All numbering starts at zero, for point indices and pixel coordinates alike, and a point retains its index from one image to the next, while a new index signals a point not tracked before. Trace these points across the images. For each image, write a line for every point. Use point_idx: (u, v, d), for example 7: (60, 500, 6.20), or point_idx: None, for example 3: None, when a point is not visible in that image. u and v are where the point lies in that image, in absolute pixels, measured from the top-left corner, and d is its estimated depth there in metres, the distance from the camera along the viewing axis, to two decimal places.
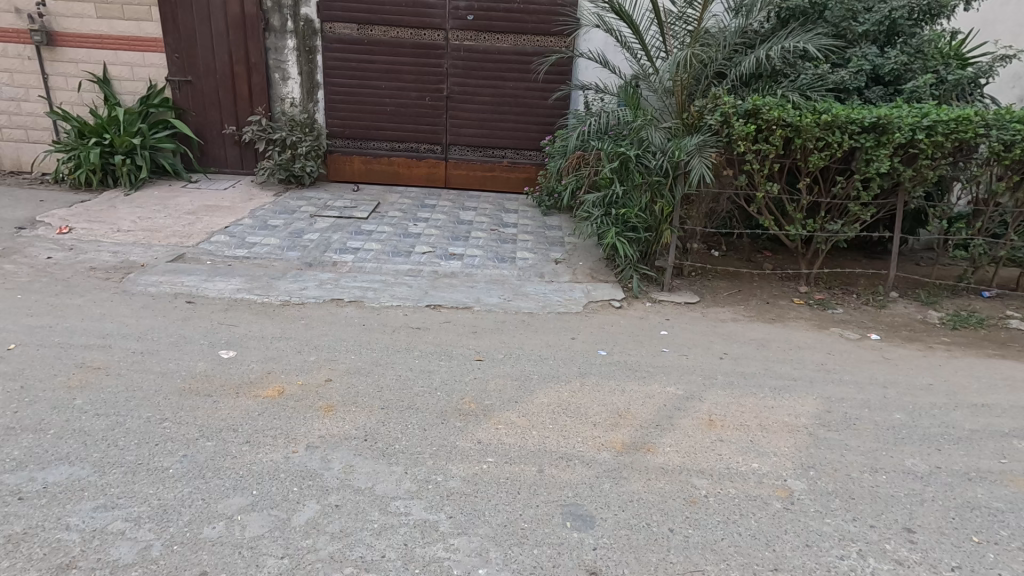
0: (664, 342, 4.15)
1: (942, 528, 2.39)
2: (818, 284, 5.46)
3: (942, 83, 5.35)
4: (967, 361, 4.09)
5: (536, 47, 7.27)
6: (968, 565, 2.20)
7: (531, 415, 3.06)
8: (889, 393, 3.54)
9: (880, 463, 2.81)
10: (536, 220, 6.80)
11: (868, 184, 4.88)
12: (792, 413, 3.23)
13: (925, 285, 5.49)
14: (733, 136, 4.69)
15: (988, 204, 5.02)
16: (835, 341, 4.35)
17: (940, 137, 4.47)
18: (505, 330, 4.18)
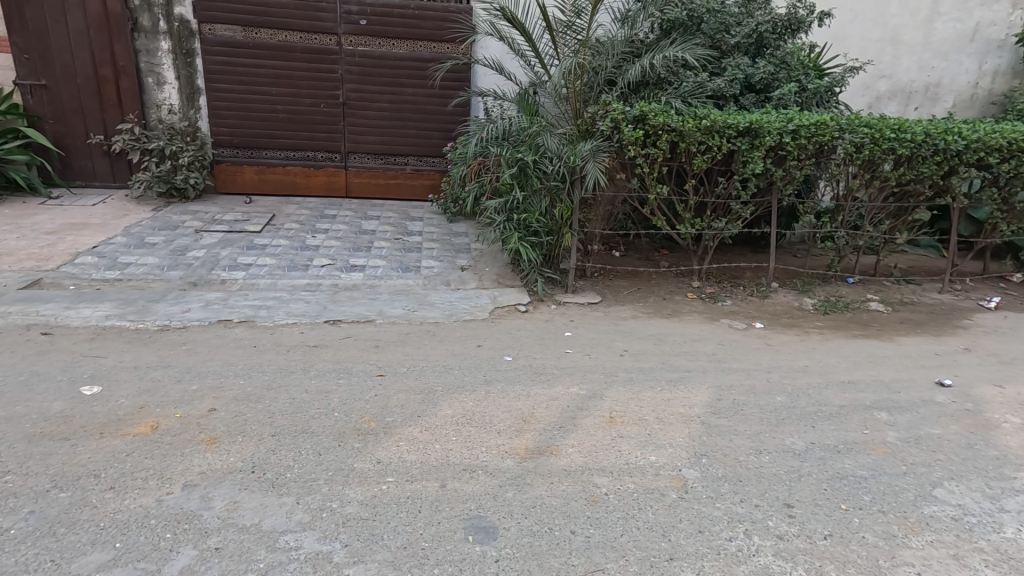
0: (568, 343, 4.24)
1: (817, 500, 2.59)
2: (709, 278, 5.83)
3: (804, 91, 5.90)
4: (836, 342, 4.52)
5: (433, 53, 7.22)
6: (839, 532, 2.39)
7: (434, 429, 2.99)
8: (772, 376, 3.83)
9: (765, 444, 3.01)
10: (441, 227, 6.73)
11: (746, 184, 5.28)
12: (686, 404, 3.39)
13: (801, 275, 6.02)
14: (623, 141, 4.90)
15: (847, 199, 5.60)
16: (724, 331, 4.64)
17: (803, 140, 4.93)
18: (409, 342, 4.07)
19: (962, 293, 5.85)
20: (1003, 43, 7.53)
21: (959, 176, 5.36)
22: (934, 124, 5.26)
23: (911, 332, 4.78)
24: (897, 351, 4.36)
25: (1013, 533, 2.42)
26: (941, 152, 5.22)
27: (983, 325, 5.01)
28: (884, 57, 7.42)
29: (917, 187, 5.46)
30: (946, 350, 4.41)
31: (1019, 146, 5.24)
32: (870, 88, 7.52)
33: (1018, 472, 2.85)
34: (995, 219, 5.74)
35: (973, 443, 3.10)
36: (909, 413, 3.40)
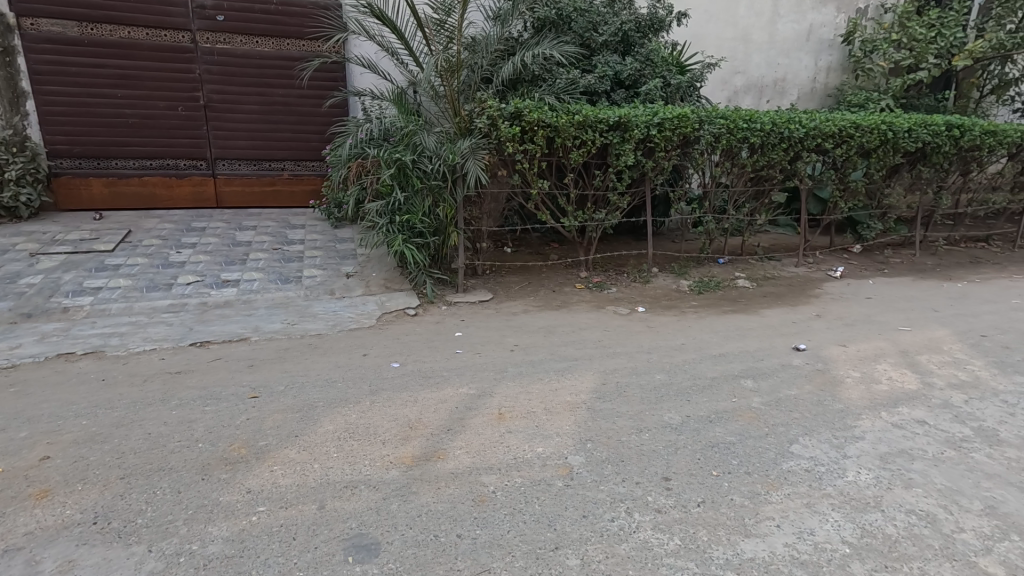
0: (458, 343, 4.19)
1: (691, 470, 2.74)
2: (596, 268, 6.05)
3: (668, 86, 6.27)
4: (709, 319, 4.86)
5: (302, 51, 6.86)
6: (709, 498, 2.55)
7: (313, 448, 2.81)
8: (652, 357, 4.04)
9: (645, 422, 3.15)
10: (325, 234, 6.42)
11: (621, 175, 5.52)
12: (573, 392, 3.47)
13: (678, 259, 6.43)
14: (501, 138, 4.94)
15: (713, 186, 6.04)
16: (610, 318, 4.83)
17: (668, 132, 5.24)
18: (287, 359, 3.81)
19: (814, 266, 6.53)
20: (833, 42, 8.51)
21: (803, 161, 5.99)
22: (779, 115, 5.80)
23: (772, 304, 5.25)
24: (760, 323, 4.77)
25: (854, 476, 2.71)
26: (786, 140, 5.80)
27: (831, 293, 5.63)
28: (737, 55, 8.10)
29: (769, 172, 6.02)
30: (801, 318, 4.89)
31: (848, 132, 5.94)
32: (728, 83, 8.17)
33: (858, 420, 3.20)
34: (835, 198, 6.47)
35: (822, 399, 3.44)
36: (770, 378, 3.72)
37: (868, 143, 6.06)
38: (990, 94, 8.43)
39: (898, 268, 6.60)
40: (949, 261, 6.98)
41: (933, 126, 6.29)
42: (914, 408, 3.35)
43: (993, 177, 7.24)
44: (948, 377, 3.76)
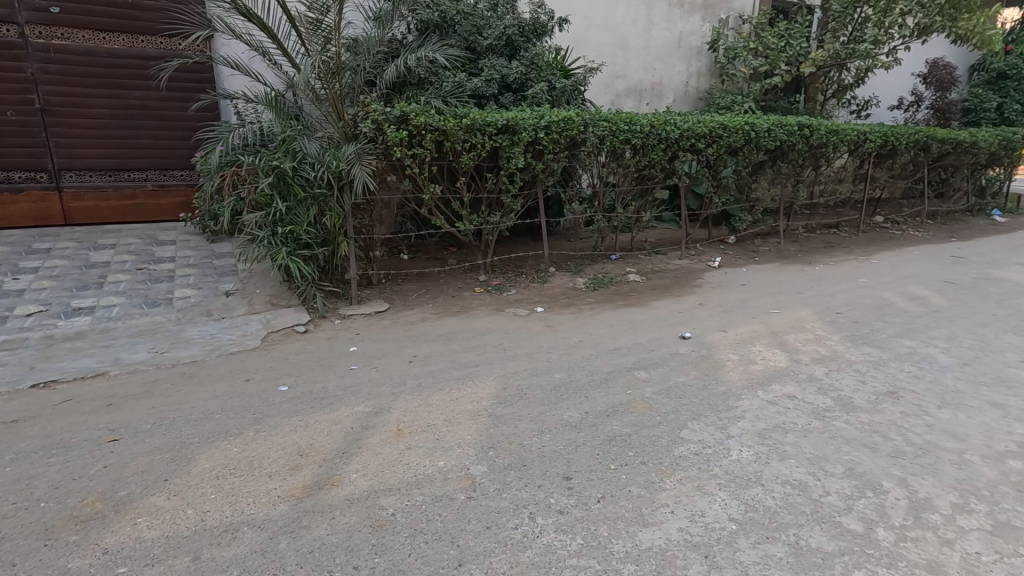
0: (353, 358, 3.99)
1: (590, 466, 2.79)
2: (495, 271, 6.05)
3: (554, 90, 6.42)
4: (604, 314, 5.02)
5: (160, 49, 6.24)
6: (609, 492, 2.60)
7: (186, 491, 2.52)
8: (551, 356, 4.10)
9: (546, 423, 3.17)
10: (200, 249, 5.87)
11: (513, 178, 5.56)
12: (474, 399, 3.42)
13: (573, 257, 6.62)
14: (387, 142, 4.78)
15: (601, 186, 6.27)
16: (509, 320, 4.84)
17: (554, 134, 5.35)
18: (154, 393, 3.40)
19: (695, 257, 7.01)
20: (701, 49, 9.19)
21: (680, 160, 6.41)
22: (657, 117, 6.15)
23: (660, 296, 5.55)
24: (651, 315, 5.01)
25: (736, 454, 2.90)
26: (664, 140, 6.16)
27: (711, 282, 6.06)
28: (617, 60, 8.50)
29: (651, 171, 6.36)
30: (686, 307, 5.20)
31: (717, 133, 6.43)
32: (611, 87, 8.54)
33: (738, 401, 3.44)
34: (710, 194, 6.99)
35: (707, 384, 3.67)
36: (661, 368, 3.90)
37: (734, 142, 6.60)
38: (832, 97, 9.52)
39: (767, 256, 7.26)
40: (808, 247, 7.79)
41: (787, 126, 6.99)
42: (785, 384, 3.67)
43: (839, 171, 8.18)
44: (811, 353, 4.17)
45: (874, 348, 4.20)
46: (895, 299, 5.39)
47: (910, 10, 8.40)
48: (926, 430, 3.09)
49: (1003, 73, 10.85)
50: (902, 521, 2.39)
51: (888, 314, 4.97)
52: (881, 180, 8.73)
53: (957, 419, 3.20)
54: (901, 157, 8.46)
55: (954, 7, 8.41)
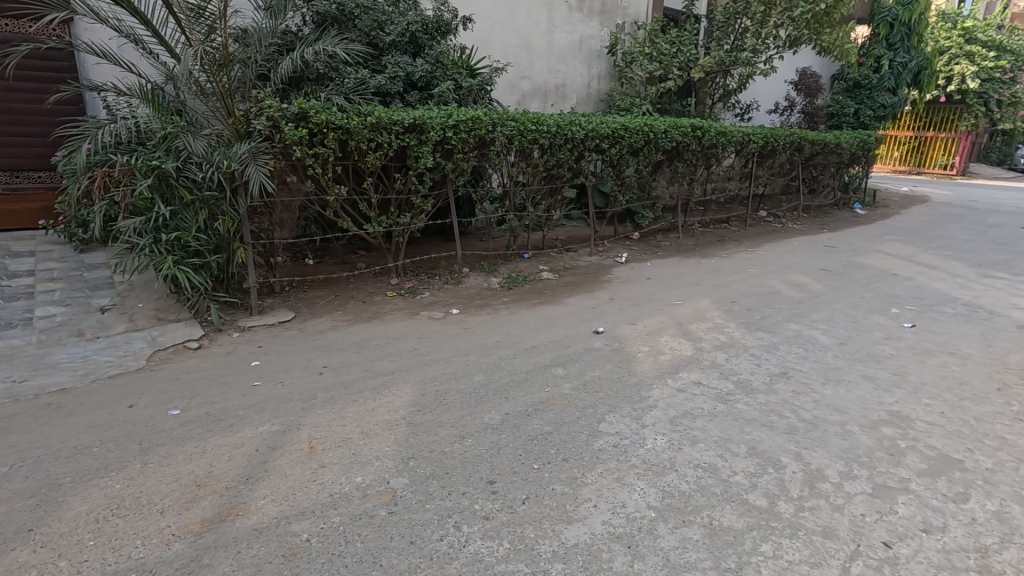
0: (256, 373, 3.70)
1: (514, 468, 2.78)
2: (407, 274, 5.88)
3: (461, 89, 6.35)
4: (519, 313, 5.05)
5: (4, 33, 5.49)
6: (534, 492, 2.60)
7: (57, 541, 2.19)
8: (470, 358, 4.05)
9: (467, 428, 3.12)
10: (67, 261, 5.18)
11: (422, 178, 5.43)
12: (391, 409, 3.30)
13: (487, 257, 6.60)
14: (285, 141, 4.49)
15: (512, 185, 6.30)
16: (424, 324, 4.71)
17: (463, 134, 5.29)
18: (13, 429, 2.94)
19: (603, 253, 7.25)
20: (600, 52, 9.52)
21: (586, 160, 6.60)
22: (562, 117, 6.29)
23: (573, 292, 5.67)
24: (564, 311, 5.10)
25: (651, 443, 3.01)
26: (570, 141, 6.31)
27: (619, 277, 6.29)
28: (522, 60, 8.59)
29: (559, 170, 6.49)
30: (597, 303, 5.36)
31: (619, 133, 6.70)
32: (516, 87, 8.62)
33: (651, 391, 3.58)
34: (615, 192, 7.26)
35: (621, 376, 3.80)
36: (577, 363, 3.98)
37: (635, 143, 6.91)
38: (719, 101, 10.23)
39: (668, 250, 7.68)
40: (704, 241, 8.34)
41: (681, 128, 7.43)
42: (691, 371, 3.88)
43: (727, 170, 8.82)
44: (713, 340, 4.44)
45: (765, 333, 4.56)
46: (781, 286, 5.89)
47: (782, 23, 9.13)
48: (814, 405, 3.39)
49: (859, 82, 12.18)
50: (800, 493, 2.59)
51: (776, 301, 5.41)
52: (764, 178, 9.52)
53: (838, 394, 3.54)
54: (779, 156, 9.29)
55: (818, 22, 9.26)
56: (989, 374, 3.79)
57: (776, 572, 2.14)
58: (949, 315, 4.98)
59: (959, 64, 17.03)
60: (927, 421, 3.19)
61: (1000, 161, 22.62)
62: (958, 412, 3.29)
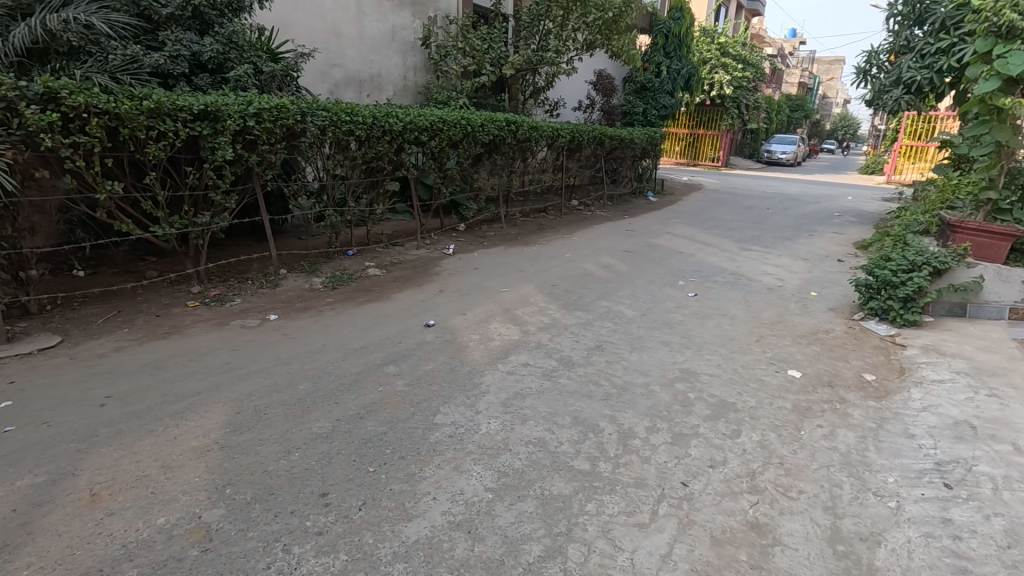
0: (9, 417, 2.98)
1: (347, 475, 2.64)
2: (212, 280, 5.23)
3: (261, 73, 5.79)
4: (345, 313, 4.82)
5: None
6: (370, 496, 2.51)
7: None
8: (292, 366, 3.75)
9: (293, 441, 2.89)
10: None
11: (221, 172, 4.85)
12: (199, 434, 2.91)
13: (307, 256, 6.17)
14: (29, 127, 3.65)
15: (329, 179, 5.96)
16: (237, 334, 4.24)
17: (268, 123, 4.84)
18: None
19: (431, 246, 7.25)
20: (414, 44, 9.42)
21: (406, 152, 6.51)
22: (378, 108, 6.10)
23: (401, 287, 5.57)
24: (394, 307, 4.99)
25: (485, 427, 3.10)
26: (388, 132, 6.16)
27: (447, 269, 6.34)
28: (331, 47, 8.11)
29: (379, 163, 6.31)
30: (427, 296, 5.34)
31: (437, 126, 6.74)
32: (327, 75, 8.13)
33: (482, 377, 3.69)
34: (438, 184, 7.31)
35: (453, 366, 3.84)
36: (409, 359, 3.93)
37: (454, 135, 7.01)
38: (530, 97, 10.87)
39: (493, 240, 7.97)
40: (525, 229, 8.82)
41: (497, 122, 7.75)
42: (519, 354, 4.08)
43: (542, 162, 9.44)
44: (537, 323, 4.72)
45: (582, 311, 4.98)
46: (593, 268, 6.48)
47: (579, 27, 9.98)
48: (623, 372, 3.81)
49: (644, 85, 13.87)
50: (616, 452, 2.89)
51: (590, 282, 5.94)
52: (574, 170, 10.36)
53: (642, 359, 4.02)
54: (585, 150, 10.21)
55: (608, 29, 10.29)
56: (751, 329, 4.63)
57: (600, 527, 2.36)
58: (721, 283, 5.96)
59: (718, 73, 20.36)
60: (709, 373, 3.78)
61: (751, 154, 27.67)
62: (730, 363, 3.97)
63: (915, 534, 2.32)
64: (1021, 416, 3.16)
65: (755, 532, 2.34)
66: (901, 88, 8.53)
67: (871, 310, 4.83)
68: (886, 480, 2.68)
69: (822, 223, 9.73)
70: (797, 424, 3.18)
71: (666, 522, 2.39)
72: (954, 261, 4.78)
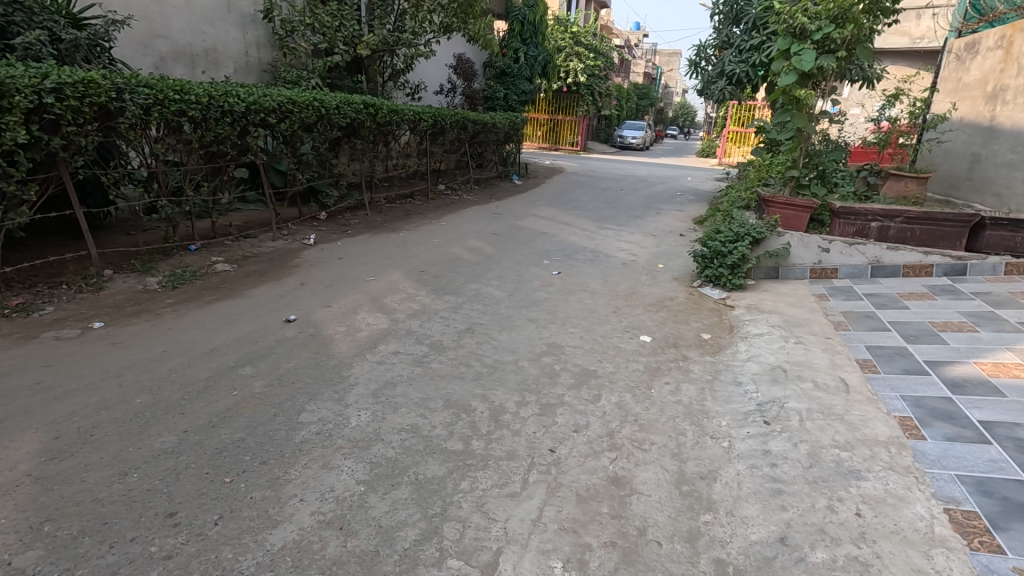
0: None
1: (198, 490, 2.41)
2: (13, 287, 4.41)
3: (60, 41, 4.94)
4: (190, 314, 4.34)
5: None
6: (228, 509, 2.31)
7: None
8: (125, 377, 3.31)
9: (130, 461, 2.57)
10: None
11: (14, 158, 4.08)
12: (3, 468, 2.46)
13: (138, 253, 5.43)
14: None
15: (159, 165, 5.28)
16: (49, 347, 3.63)
17: (72, 100, 4.16)
18: None
19: (288, 237, 6.77)
20: (255, 17, 8.62)
21: (252, 136, 5.97)
22: (214, 87, 5.51)
23: (256, 282, 5.15)
24: (247, 304, 4.60)
25: (355, 420, 3.01)
26: (229, 113, 5.60)
27: (308, 260, 5.97)
28: (152, 14, 7.13)
29: (221, 147, 5.72)
30: (286, 289, 5.00)
31: (287, 107, 6.26)
32: (150, 47, 7.15)
33: (350, 369, 3.56)
34: (292, 170, 6.83)
35: (318, 362, 3.65)
36: (268, 358, 3.65)
37: (306, 118, 6.56)
38: (389, 80, 10.54)
39: (357, 228, 7.65)
40: (391, 216, 8.59)
41: (354, 104, 7.39)
42: (389, 343, 3.99)
43: (405, 147, 9.23)
44: (406, 310, 4.64)
45: (451, 296, 5.00)
46: (461, 252, 6.50)
47: (434, 9, 9.82)
48: (493, 351, 3.90)
49: (504, 70, 14.08)
50: (488, 428, 2.97)
51: (458, 266, 5.96)
52: (439, 154, 10.27)
53: (511, 338, 4.14)
54: (449, 134, 10.17)
55: (464, 13, 10.28)
56: (608, 301, 4.98)
57: (475, 502, 2.42)
58: (581, 260, 6.31)
59: (572, 61, 21.34)
60: (572, 345, 4.01)
61: (606, 139, 29.53)
62: (590, 334, 4.24)
63: (742, 466, 2.69)
64: (818, 357, 3.78)
65: (614, 485, 2.55)
66: (725, 79, 9.61)
67: (707, 277, 5.44)
68: (720, 424, 3.07)
69: (666, 202, 10.71)
70: (649, 383, 3.51)
71: (536, 489, 2.52)
72: (768, 232, 5.55)
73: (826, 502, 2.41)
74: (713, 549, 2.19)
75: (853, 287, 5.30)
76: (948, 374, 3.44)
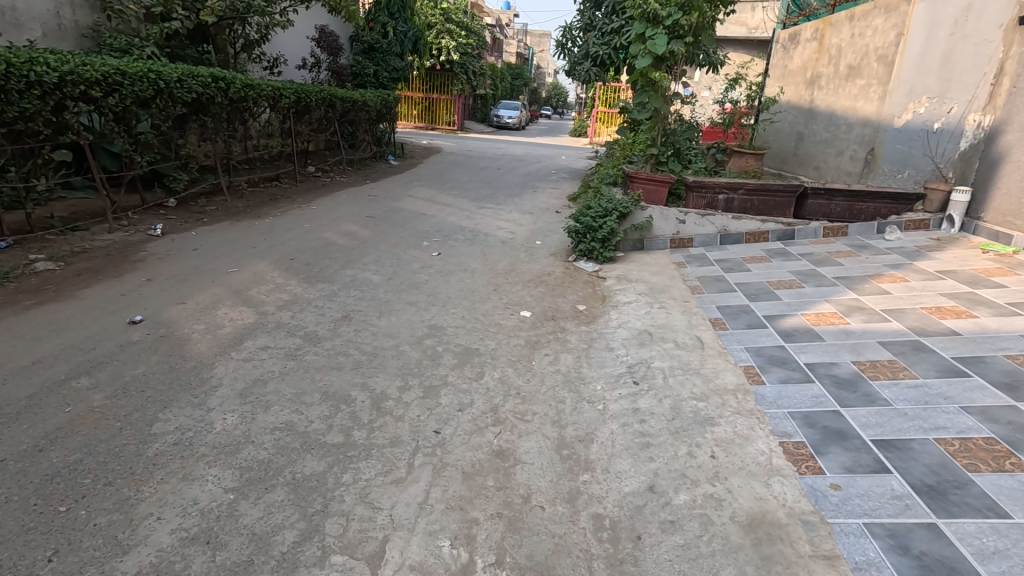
0: None
1: (23, 526, 2.07)
2: None
3: None
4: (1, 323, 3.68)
5: None
6: (66, 541, 2.02)
7: None
8: None
9: None
10: None
11: None
12: None
13: None
14: None
15: None
16: None
17: None
18: None
19: (129, 227, 5.97)
20: None
21: (71, 112, 5.12)
22: (12, 52, 4.63)
23: (90, 281, 4.49)
24: (79, 307, 4.00)
25: (220, 424, 2.76)
26: (36, 84, 4.73)
27: (155, 253, 5.33)
28: None
29: (29, 125, 4.86)
30: (128, 287, 4.41)
31: (115, 79, 5.42)
32: None
33: (212, 370, 3.25)
34: (128, 152, 6.00)
35: (172, 365, 3.28)
36: (109, 366, 3.22)
37: (141, 92, 5.75)
38: (242, 51, 9.66)
39: (215, 215, 6.96)
40: (255, 200, 7.91)
41: (200, 78, 6.60)
42: (256, 338, 3.69)
43: (265, 126, 8.53)
44: (275, 302, 4.32)
45: (324, 283, 4.74)
46: (334, 237, 6.19)
47: None
48: (372, 337, 3.78)
49: (371, 45, 13.46)
50: (370, 417, 2.88)
51: (332, 251, 5.66)
52: (305, 133, 9.63)
53: (391, 322, 4.04)
54: (315, 112, 9.54)
55: None
56: (488, 280, 5.04)
57: (358, 494, 2.35)
58: (461, 240, 6.30)
59: (444, 39, 20.99)
60: (454, 326, 4.01)
61: (482, 118, 29.58)
62: (472, 312, 4.27)
63: (616, 426, 2.89)
64: (678, 319, 4.14)
65: (499, 458, 2.61)
66: (590, 61, 10.03)
67: (581, 251, 5.69)
68: (595, 388, 3.26)
69: (542, 180, 11.03)
70: (530, 356, 3.62)
71: (421, 472, 2.50)
72: (633, 206, 5.93)
73: (687, 449, 2.67)
74: (592, 506, 2.33)
75: (707, 254, 5.84)
76: (782, 325, 3.95)
